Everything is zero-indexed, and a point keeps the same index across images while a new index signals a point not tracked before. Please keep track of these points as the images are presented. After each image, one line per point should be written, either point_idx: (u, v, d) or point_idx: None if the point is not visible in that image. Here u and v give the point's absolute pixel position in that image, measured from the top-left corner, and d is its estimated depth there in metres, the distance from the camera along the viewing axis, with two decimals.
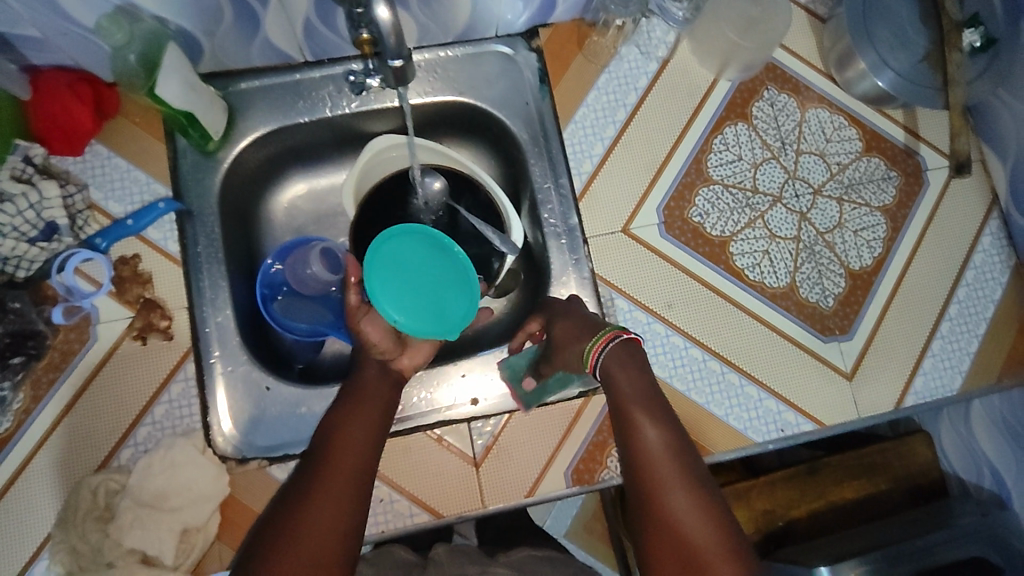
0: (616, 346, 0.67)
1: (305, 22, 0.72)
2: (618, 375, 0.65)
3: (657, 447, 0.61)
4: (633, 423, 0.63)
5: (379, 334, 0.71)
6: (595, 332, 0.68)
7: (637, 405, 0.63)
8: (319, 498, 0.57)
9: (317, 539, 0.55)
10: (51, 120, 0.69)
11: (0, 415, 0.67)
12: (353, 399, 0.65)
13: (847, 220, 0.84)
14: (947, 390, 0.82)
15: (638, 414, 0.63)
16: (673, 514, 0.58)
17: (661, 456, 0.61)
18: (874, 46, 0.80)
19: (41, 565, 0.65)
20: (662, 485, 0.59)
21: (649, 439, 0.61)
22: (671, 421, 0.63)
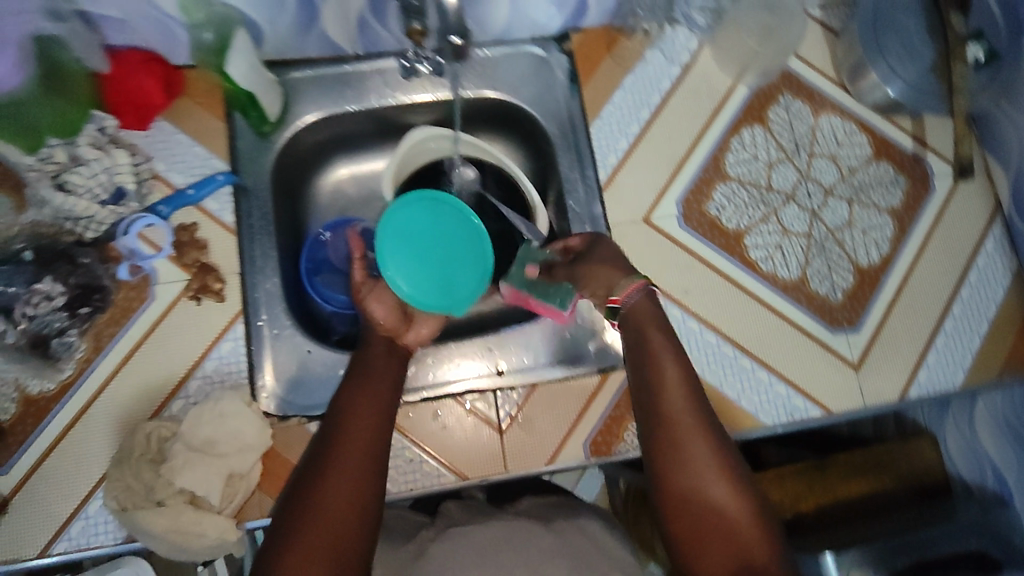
0: (642, 295, 0.71)
1: (358, 17, 0.79)
2: (644, 324, 0.70)
3: (678, 391, 0.66)
4: (655, 367, 0.67)
5: (384, 312, 0.75)
6: (625, 277, 0.71)
7: (661, 348, 0.68)
8: (330, 483, 0.59)
9: (333, 522, 0.58)
10: (125, 95, 0.76)
11: (66, 361, 0.73)
12: (356, 381, 0.67)
13: (856, 220, 0.89)
14: (949, 385, 0.86)
15: (662, 358, 0.67)
16: (689, 451, 0.63)
17: (680, 400, 0.65)
18: (885, 57, 0.86)
19: (97, 501, 0.70)
20: (681, 425, 0.64)
21: (671, 383, 0.66)
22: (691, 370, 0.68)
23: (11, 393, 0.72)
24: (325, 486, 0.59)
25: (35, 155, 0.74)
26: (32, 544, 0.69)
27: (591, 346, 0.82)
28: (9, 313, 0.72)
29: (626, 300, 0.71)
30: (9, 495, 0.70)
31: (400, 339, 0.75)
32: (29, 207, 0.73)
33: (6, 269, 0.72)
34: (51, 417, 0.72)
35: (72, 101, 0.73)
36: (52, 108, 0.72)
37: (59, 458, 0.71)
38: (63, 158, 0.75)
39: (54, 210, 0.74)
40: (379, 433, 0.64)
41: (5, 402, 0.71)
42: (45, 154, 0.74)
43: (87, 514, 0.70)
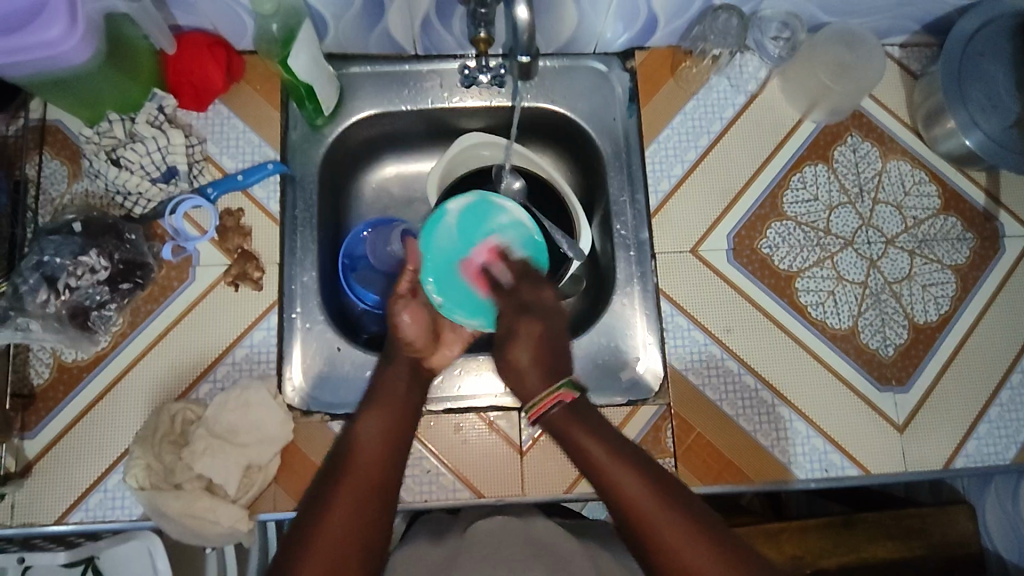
0: (565, 405, 0.67)
1: (423, 18, 0.77)
2: (574, 428, 0.66)
3: (641, 497, 0.60)
4: (605, 477, 0.62)
5: (415, 330, 0.75)
6: (541, 392, 0.68)
7: (599, 454, 0.64)
8: (338, 505, 0.60)
9: (335, 538, 0.58)
10: (187, 77, 0.76)
11: (101, 333, 0.74)
12: (376, 403, 0.69)
13: (916, 273, 0.84)
14: (1000, 458, 0.80)
15: (603, 463, 0.63)
16: (674, 551, 0.58)
17: (649, 506, 0.60)
18: (966, 106, 0.80)
19: (116, 476, 0.71)
20: (659, 534, 0.59)
21: (631, 489, 0.61)
22: (643, 463, 0.63)
23: (47, 358, 0.73)
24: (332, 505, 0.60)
25: (94, 128, 0.76)
26: (50, 512, 0.70)
27: (623, 377, 0.81)
28: (52, 283, 0.72)
29: (547, 411, 0.67)
30: (33, 460, 0.71)
31: (427, 359, 0.75)
32: (82, 176, 0.77)
33: (55, 239, 0.72)
34: (83, 386, 0.73)
35: (137, 81, 0.74)
36: (115, 86, 0.72)
37: (84, 430, 0.72)
38: (120, 134, 0.75)
39: (106, 183, 0.75)
40: (388, 460, 0.64)
41: (40, 365, 0.73)
42: (103, 129, 0.75)
43: (106, 487, 0.71)
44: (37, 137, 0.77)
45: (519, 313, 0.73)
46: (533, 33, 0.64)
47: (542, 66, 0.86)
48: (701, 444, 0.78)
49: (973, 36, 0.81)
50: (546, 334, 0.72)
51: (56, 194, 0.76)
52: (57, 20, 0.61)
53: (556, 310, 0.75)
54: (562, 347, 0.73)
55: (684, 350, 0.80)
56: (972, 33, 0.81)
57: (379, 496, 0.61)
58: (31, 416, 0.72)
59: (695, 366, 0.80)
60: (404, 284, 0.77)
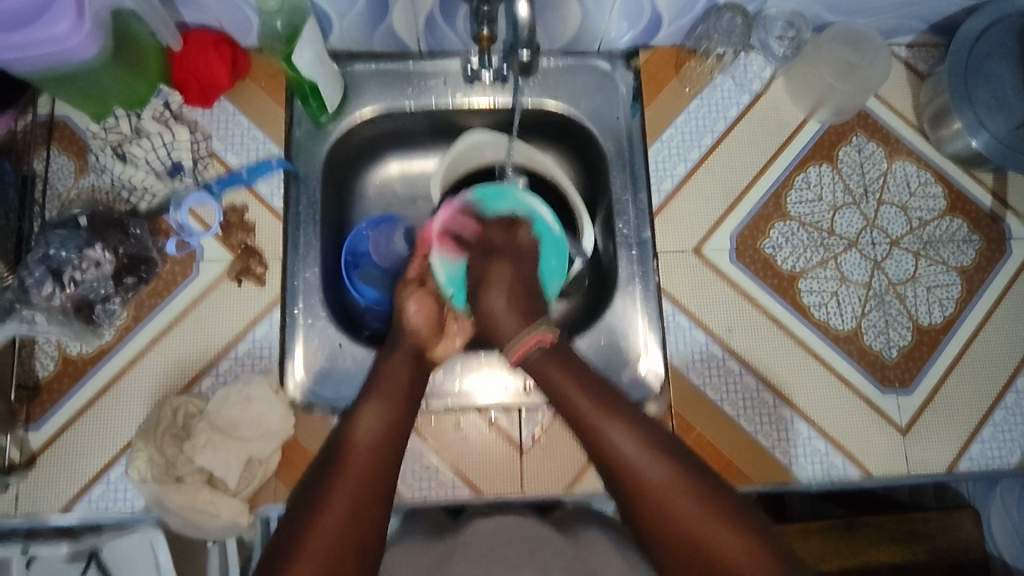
0: (542, 348, 0.70)
1: (427, 16, 0.77)
2: (557, 372, 0.69)
3: (627, 446, 0.64)
4: (591, 425, 0.66)
5: (420, 318, 0.78)
6: (517, 336, 0.71)
7: (584, 400, 0.67)
8: (332, 506, 0.60)
9: (327, 539, 0.59)
10: (193, 73, 0.77)
11: (106, 326, 0.74)
12: (376, 398, 0.69)
13: (921, 275, 0.84)
14: (1004, 462, 0.79)
15: (588, 409, 0.66)
16: (656, 495, 0.62)
17: (636, 458, 0.63)
18: (973, 107, 0.79)
19: (119, 469, 0.71)
20: (646, 482, 0.63)
21: (618, 437, 0.64)
22: (630, 414, 0.66)
23: (52, 351, 0.74)
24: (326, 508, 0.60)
25: (100, 123, 0.76)
26: (53, 504, 0.71)
27: (624, 376, 0.81)
28: (57, 276, 0.73)
29: (528, 352, 0.70)
30: (38, 451, 0.72)
31: (429, 351, 0.76)
32: (89, 172, 0.77)
33: (61, 233, 0.73)
34: (87, 378, 0.73)
35: (144, 77, 0.75)
36: (122, 83, 0.73)
37: (87, 422, 0.72)
38: (127, 130, 0.76)
39: (111, 178, 0.76)
40: (385, 458, 0.64)
41: (46, 358, 0.74)
42: (109, 124, 0.76)
43: (108, 479, 0.71)
44: (45, 132, 0.78)
45: (487, 257, 0.80)
46: (533, 30, 0.64)
47: (544, 65, 0.86)
48: (702, 445, 0.78)
49: (979, 36, 0.80)
50: (515, 274, 0.78)
51: (63, 188, 0.77)
52: (65, 16, 0.61)
53: (525, 254, 0.81)
54: (529, 284, 0.78)
55: (686, 349, 0.80)
56: (978, 33, 0.80)
57: (375, 494, 0.62)
58: (36, 408, 0.73)
59: (697, 366, 0.80)
60: (415, 271, 0.82)
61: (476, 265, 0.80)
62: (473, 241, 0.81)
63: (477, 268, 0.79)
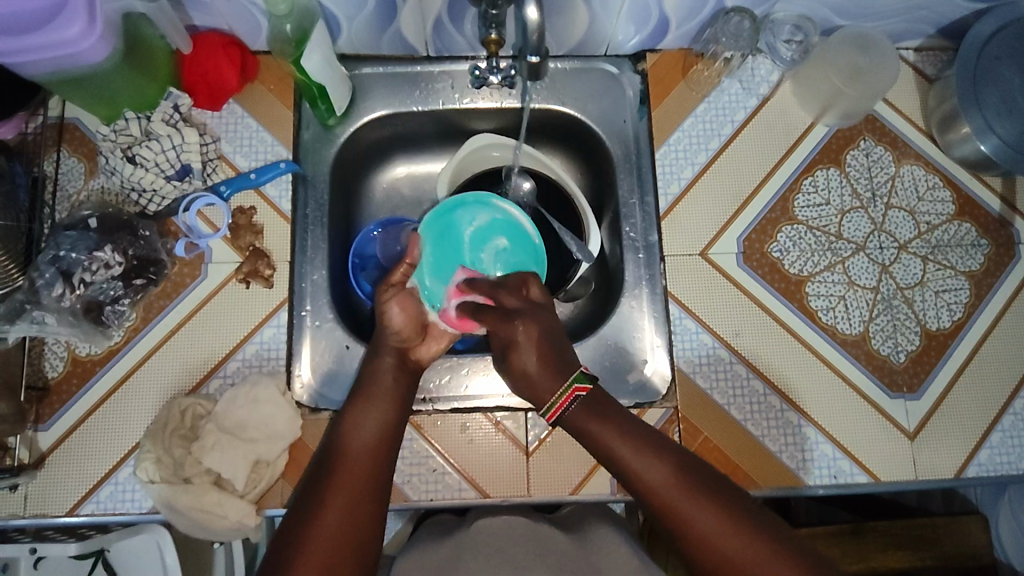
0: (580, 401, 0.67)
1: (435, 20, 0.77)
2: (592, 422, 0.66)
3: (666, 487, 0.61)
4: (630, 470, 0.64)
5: (404, 319, 0.74)
6: (554, 393, 0.67)
7: (622, 444, 0.65)
8: (329, 505, 0.60)
9: (326, 541, 0.58)
10: (202, 75, 0.77)
11: (115, 327, 0.75)
12: (366, 398, 0.69)
13: (929, 279, 0.83)
14: (1013, 468, 0.79)
15: (625, 453, 0.64)
16: (699, 534, 0.59)
17: (676, 496, 0.61)
18: (981, 112, 0.79)
19: (127, 469, 0.72)
20: (687, 520, 0.60)
21: (655, 477, 0.62)
22: (667, 453, 0.64)
23: (61, 352, 0.74)
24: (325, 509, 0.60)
25: (111, 125, 0.77)
26: (62, 504, 0.71)
27: (630, 379, 0.81)
28: (67, 277, 0.73)
29: (564, 410, 0.67)
30: (47, 451, 0.72)
31: (412, 351, 0.74)
32: (99, 174, 0.78)
33: (71, 235, 0.74)
34: (96, 379, 0.74)
35: (154, 80, 0.75)
36: (131, 86, 0.73)
37: (96, 423, 0.73)
38: (137, 132, 0.76)
39: (121, 181, 0.76)
40: (378, 459, 0.65)
41: (55, 359, 0.74)
42: (120, 126, 0.76)
43: (116, 480, 0.71)
44: (55, 135, 0.78)
45: (509, 319, 0.70)
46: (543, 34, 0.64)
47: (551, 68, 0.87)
48: (708, 449, 0.78)
49: (988, 41, 0.80)
50: (544, 332, 0.70)
51: (73, 190, 0.78)
52: (76, 19, 0.62)
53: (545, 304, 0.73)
54: (563, 345, 0.70)
55: (693, 353, 0.80)
56: (986, 37, 0.80)
57: (372, 492, 0.62)
58: (45, 409, 0.73)
59: (704, 369, 0.80)
60: (398, 275, 0.76)
61: (497, 331, 0.71)
62: (485, 310, 0.72)
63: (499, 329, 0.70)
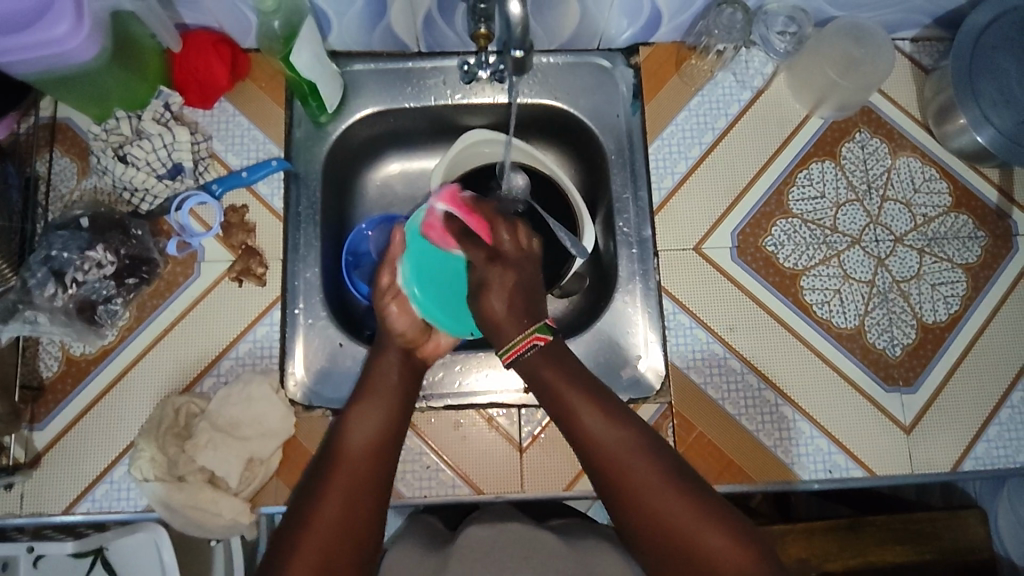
0: (540, 349, 0.67)
1: (425, 15, 0.77)
2: (548, 372, 0.66)
3: (611, 442, 0.63)
4: (581, 427, 0.64)
5: (405, 322, 0.74)
6: (516, 335, 0.67)
7: (577, 401, 0.65)
8: (326, 500, 0.61)
9: (325, 537, 0.59)
10: (191, 73, 0.77)
11: (108, 326, 0.75)
12: (373, 403, 0.68)
13: (925, 272, 0.83)
14: (1011, 461, 0.78)
15: (579, 411, 0.65)
16: (646, 500, 0.61)
17: (614, 447, 0.63)
18: (976, 102, 0.78)
19: (121, 468, 0.72)
20: (632, 478, 0.62)
21: (604, 439, 0.63)
22: (610, 406, 0.66)
23: (55, 351, 0.74)
24: (322, 517, 0.60)
25: (102, 125, 0.77)
26: (58, 502, 0.71)
27: (624, 375, 0.81)
28: (60, 277, 0.73)
29: (522, 354, 0.67)
30: (42, 451, 0.72)
31: (419, 351, 0.74)
32: (91, 173, 0.78)
33: (63, 234, 0.74)
34: (90, 379, 0.74)
35: (143, 79, 0.75)
36: (122, 85, 0.73)
37: (90, 423, 0.73)
38: (127, 130, 0.77)
39: (113, 180, 0.77)
40: (383, 454, 0.65)
41: (49, 358, 0.74)
42: (110, 126, 0.77)
43: (112, 478, 0.72)
44: (48, 135, 0.78)
45: (490, 261, 0.70)
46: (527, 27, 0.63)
47: (542, 63, 0.86)
48: (703, 444, 0.77)
49: (983, 31, 0.79)
50: (519, 284, 0.69)
51: (66, 190, 0.78)
52: (64, 18, 0.62)
53: (531, 258, 0.73)
54: (536, 299, 0.70)
55: (685, 347, 0.80)
56: (982, 26, 0.79)
57: (374, 492, 0.63)
58: (41, 408, 0.73)
59: (696, 364, 0.80)
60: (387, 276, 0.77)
61: (476, 269, 0.71)
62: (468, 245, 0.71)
63: (479, 269, 0.70)
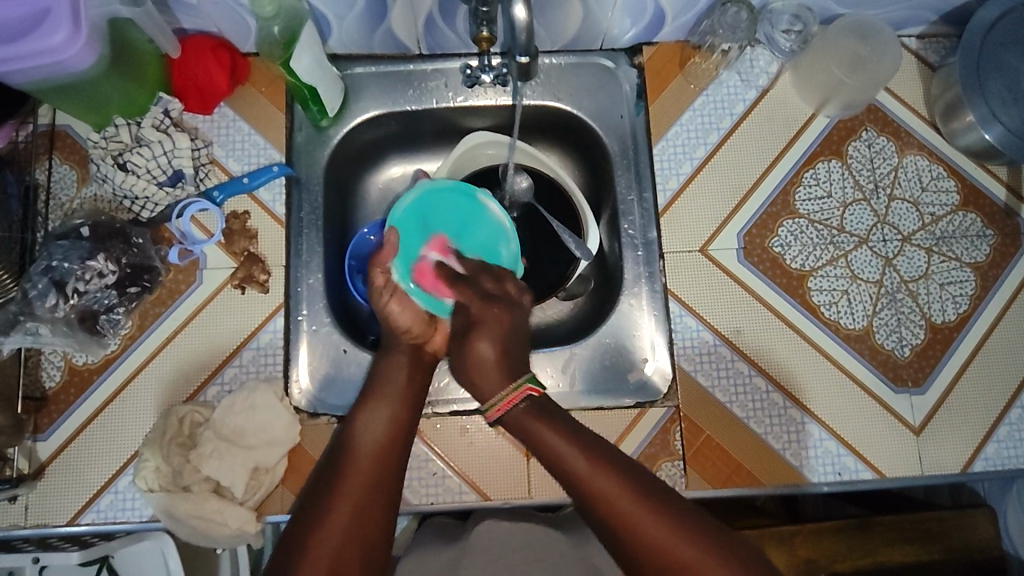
0: (528, 400, 0.67)
1: (427, 17, 0.76)
2: (539, 426, 0.65)
3: (613, 490, 0.60)
4: (580, 480, 0.61)
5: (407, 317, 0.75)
6: (501, 390, 0.67)
7: (572, 452, 0.63)
8: (335, 508, 0.60)
9: (334, 546, 0.58)
10: (191, 79, 0.77)
11: (111, 336, 0.74)
12: (376, 405, 0.68)
13: (933, 272, 0.82)
14: (1021, 462, 0.78)
15: (576, 462, 0.62)
16: (660, 547, 0.57)
17: (620, 495, 0.60)
18: (984, 99, 0.78)
19: (125, 478, 0.71)
20: (637, 522, 0.58)
21: (605, 488, 0.60)
22: (599, 446, 0.64)
23: (58, 361, 0.74)
24: (329, 521, 0.59)
25: (101, 132, 0.76)
26: (62, 513, 0.71)
27: (631, 379, 0.80)
28: (61, 287, 0.73)
29: (512, 406, 0.67)
30: (47, 461, 0.72)
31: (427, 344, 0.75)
32: (91, 181, 0.77)
33: (63, 244, 0.74)
34: (93, 389, 0.73)
35: (143, 85, 0.75)
36: (121, 92, 0.72)
37: (93, 434, 0.72)
38: (127, 138, 0.76)
39: (113, 188, 0.76)
40: (391, 459, 0.64)
41: (52, 368, 0.74)
42: (109, 133, 0.76)
43: (116, 489, 0.71)
44: (47, 143, 0.78)
45: (484, 303, 0.73)
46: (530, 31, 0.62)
47: (545, 64, 0.85)
48: (711, 447, 0.77)
49: (991, 27, 0.78)
50: (510, 327, 0.72)
51: (66, 198, 0.77)
52: (61, 26, 0.61)
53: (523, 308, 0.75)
54: (520, 349, 0.71)
55: (693, 349, 0.79)
56: (990, 23, 0.78)
57: (383, 498, 0.62)
58: (44, 419, 0.73)
59: (704, 366, 0.79)
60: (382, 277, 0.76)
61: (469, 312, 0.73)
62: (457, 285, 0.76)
63: (473, 310, 0.73)
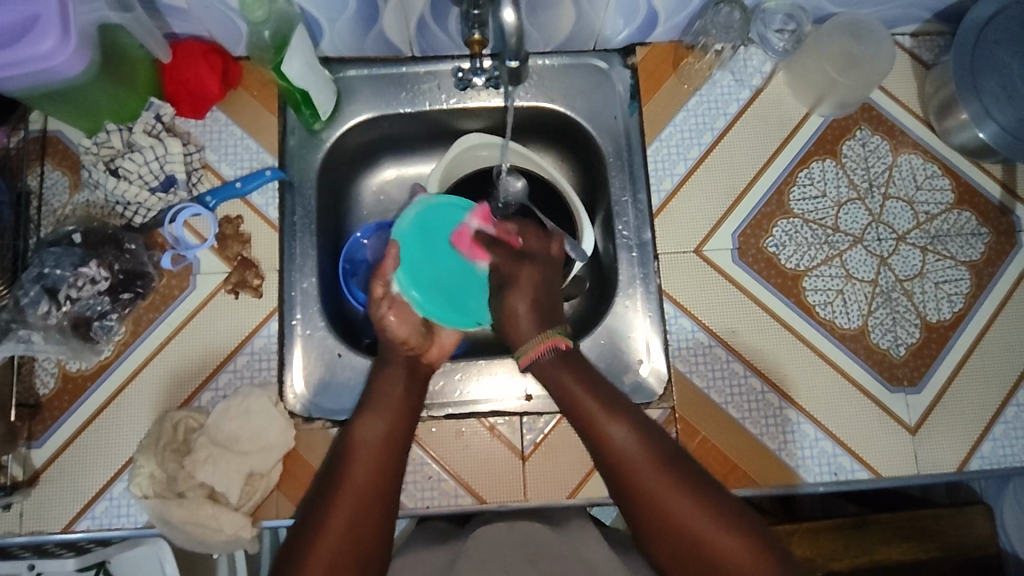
0: (556, 350, 0.68)
1: (418, 20, 0.76)
2: (565, 375, 0.68)
3: (627, 446, 0.63)
4: (597, 431, 0.65)
5: (405, 328, 0.73)
6: (535, 337, 0.69)
7: (594, 406, 0.66)
8: (332, 516, 0.60)
9: (332, 553, 0.59)
10: (182, 83, 0.76)
11: (104, 342, 0.74)
12: (373, 410, 0.68)
13: (928, 270, 0.82)
14: (1016, 460, 0.78)
15: (595, 416, 0.65)
16: (659, 504, 0.61)
17: (631, 452, 0.63)
18: (978, 98, 0.78)
19: (120, 485, 0.71)
20: (643, 480, 0.62)
21: (619, 444, 0.63)
22: (623, 407, 0.66)
23: (52, 368, 0.74)
24: (326, 528, 0.60)
25: (93, 138, 0.76)
26: (57, 520, 0.71)
27: (626, 380, 0.80)
28: (53, 294, 0.73)
29: (539, 356, 0.68)
30: (40, 468, 0.72)
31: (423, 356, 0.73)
32: (83, 187, 0.77)
33: (56, 251, 0.73)
34: (87, 395, 0.73)
35: (133, 91, 0.74)
36: (112, 97, 0.72)
37: (87, 440, 0.72)
38: (118, 144, 0.76)
39: (105, 194, 0.76)
40: (389, 466, 0.64)
41: (45, 375, 0.74)
42: (101, 139, 0.76)
43: (111, 495, 0.71)
44: (38, 149, 0.77)
45: (517, 260, 0.72)
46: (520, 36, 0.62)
47: (538, 65, 0.85)
48: (707, 448, 0.77)
49: (985, 25, 0.78)
50: (543, 283, 0.72)
51: (58, 204, 0.77)
52: (50, 32, 0.61)
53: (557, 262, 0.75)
54: (553, 299, 0.72)
55: (689, 351, 0.79)
56: (984, 21, 0.78)
57: (382, 505, 0.62)
58: (38, 426, 0.73)
59: (699, 367, 0.79)
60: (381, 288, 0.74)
61: (502, 269, 0.72)
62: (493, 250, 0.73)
63: (503, 268, 0.72)
